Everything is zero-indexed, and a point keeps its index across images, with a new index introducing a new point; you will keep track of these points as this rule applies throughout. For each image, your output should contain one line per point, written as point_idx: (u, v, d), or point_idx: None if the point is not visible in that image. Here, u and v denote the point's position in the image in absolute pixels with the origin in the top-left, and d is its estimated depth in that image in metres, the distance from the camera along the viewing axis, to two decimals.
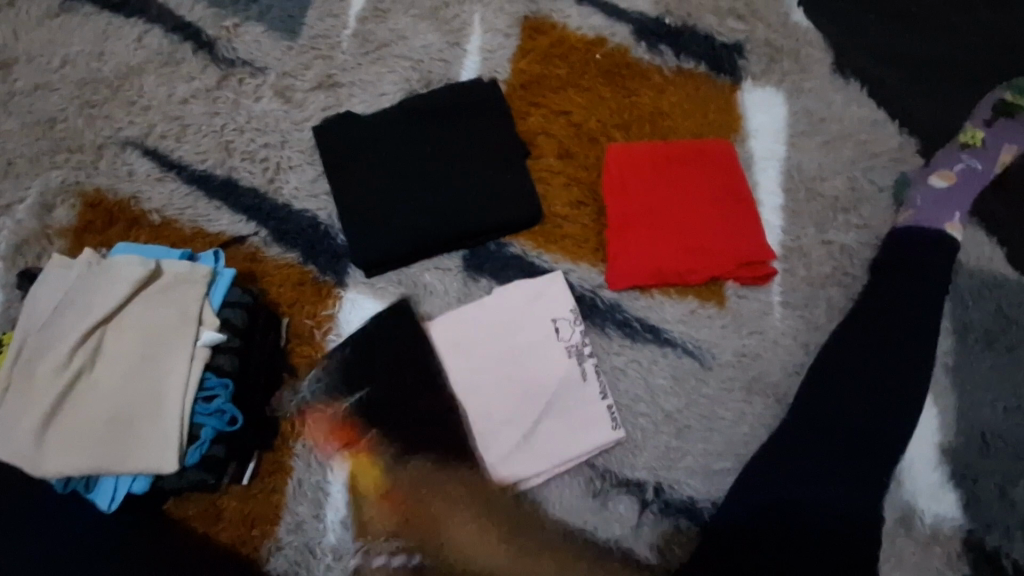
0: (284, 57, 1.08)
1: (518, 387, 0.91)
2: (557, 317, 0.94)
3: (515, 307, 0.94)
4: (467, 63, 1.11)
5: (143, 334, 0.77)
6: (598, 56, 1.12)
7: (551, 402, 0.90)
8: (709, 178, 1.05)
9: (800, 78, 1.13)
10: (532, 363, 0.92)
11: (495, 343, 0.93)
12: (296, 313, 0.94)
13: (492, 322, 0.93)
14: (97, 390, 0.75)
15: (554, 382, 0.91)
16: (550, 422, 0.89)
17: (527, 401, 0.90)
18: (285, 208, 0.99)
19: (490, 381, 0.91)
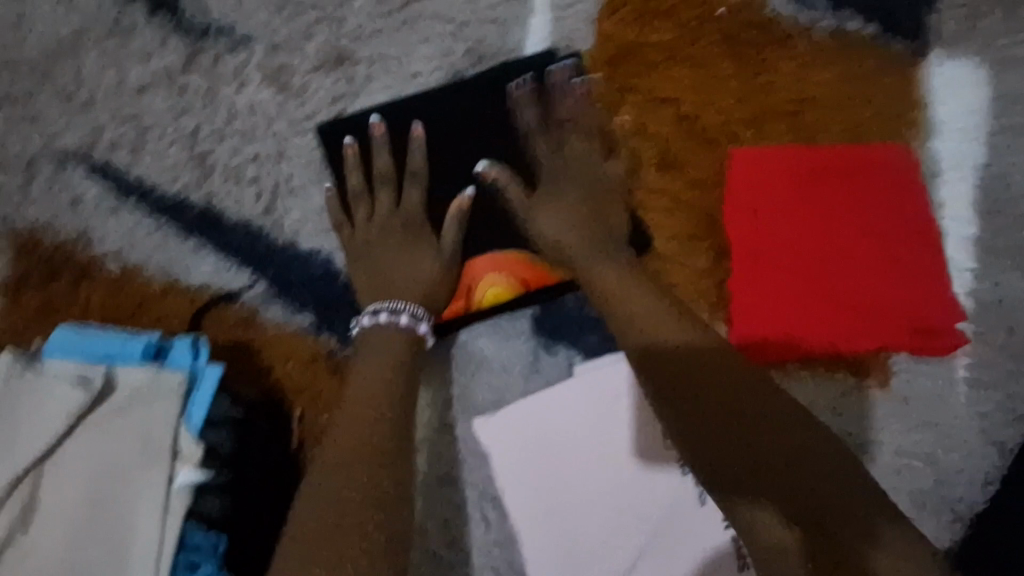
0: (274, 21, 0.76)
1: (613, 513, 0.67)
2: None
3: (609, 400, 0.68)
4: (531, 26, 0.78)
5: (94, 479, 0.55)
6: (720, 12, 0.78)
7: (662, 535, 0.66)
8: (878, 206, 0.74)
9: (1018, 41, 0.77)
10: (629, 481, 0.67)
11: (575, 450, 0.68)
12: (309, 405, 0.69)
13: (574, 422, 0.68)
14: (30, 566, 0.52)
15: (661, 510, 0.66)
16: (659, 563, 0.65)
17: (622, 535, 0.66)
18: (288, 248, 0.72)
19: (574, 502, 0.67)
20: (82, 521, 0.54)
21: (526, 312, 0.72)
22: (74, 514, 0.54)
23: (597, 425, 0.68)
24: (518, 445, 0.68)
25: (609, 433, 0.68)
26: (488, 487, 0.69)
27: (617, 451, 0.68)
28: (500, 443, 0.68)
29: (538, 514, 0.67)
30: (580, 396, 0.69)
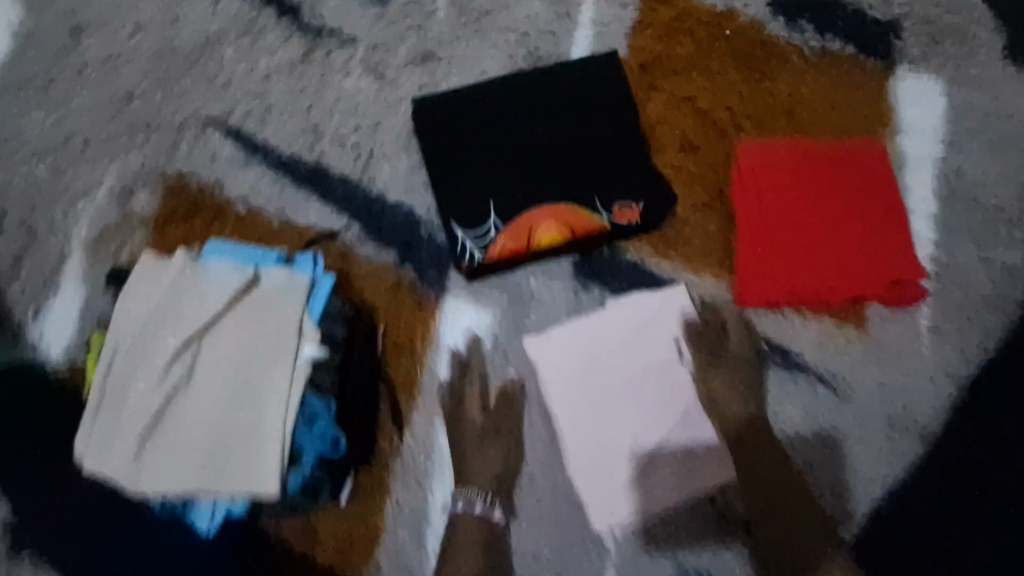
0: (375, 26, 0.97)
1: (638, 412, 0.83)
2: (680, 338, 0.85)
3: (634, 325, 0.86)
4: (577, 38, 0.98)
5: (241, 349, 0.71)
6: (728, 33, 0.98)
7: (677, 428, 0.83)
8: (856, 186, 0.91)
9: (965, 64, 0.96)
10: (652, 385, 0.84)
11: (608, 363, 0.84)
12: (393, 322, 0.85)
13: (604, 342, 0.85)
14: (195, 408, 0.70)
15: (678, 409, 0.83)
16: (676, 450, 0.82)
17: (645, 431, 0.83)
18: (379, 200, 0.90)
19: (605, 403, 0.83)
20: (232, 379, 0.70)
21: (569, 259, 0.88)
22: (226, 372, 0.70)
23: (627, 342, 0.85)
24: (561, 357, 0.85)
25: (637, 350, 0.85)
26: (534, 394, 0.85)
27: (642, 363, 0.85)
28: (545, 355, 0.85)
29: (576, 413, 0.83)
30: (614, 319, 0.86)
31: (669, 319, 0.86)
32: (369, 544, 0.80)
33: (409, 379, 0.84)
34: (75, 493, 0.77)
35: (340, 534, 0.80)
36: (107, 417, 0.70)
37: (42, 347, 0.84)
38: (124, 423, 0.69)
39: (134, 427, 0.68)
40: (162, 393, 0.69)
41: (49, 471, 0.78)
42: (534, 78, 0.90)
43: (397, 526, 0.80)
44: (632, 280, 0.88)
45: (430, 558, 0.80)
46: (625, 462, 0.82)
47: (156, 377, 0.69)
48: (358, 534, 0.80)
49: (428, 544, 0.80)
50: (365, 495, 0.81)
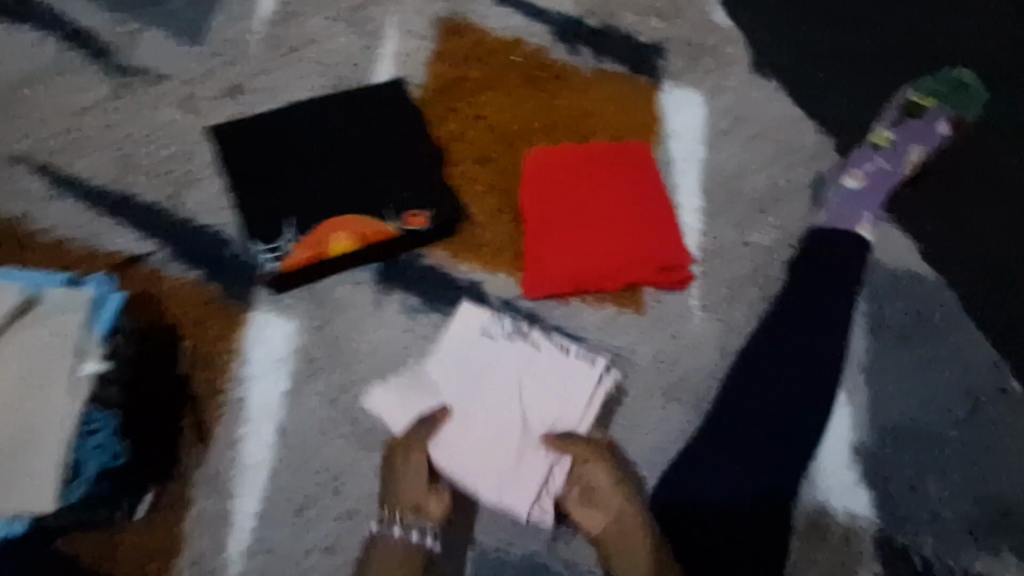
0: (189, 63, 1.04)
1: (497, 413, 0.89)
2: (484, 324, 0.93)
3: (455, 337, 0.93)
4: (381, 67, 1.07)
5: (16, 367, 0.73)
6: (515, 58, 1.10)
7: (528, 386, 0.90)
8: (629, 185, 1.02)
9: (720, 77, 1.11)
10: (491, 390, 0.90)
11: (460, 392, 0.90)
12: (198, 336, 0.89)
13: (440, 366, 0.91)
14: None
15: (519, 368, 0.91)
16: (534, 389, 0.90)
17: (500, 411, 0.89)
18: (186, 223, 0.94)
19: (464, 421, 0.88)
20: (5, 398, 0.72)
21: (372, 266, 0.96)
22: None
23: (464, 358, 0.91)
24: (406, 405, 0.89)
25: (475, 365, 0.91)
26: (336, 394, 0.90)
27: (484, 380, 0.90)
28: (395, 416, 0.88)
29: (451, 463, 0.86)
30: (445, 361, 0.91)
31: (474, 326, 0.93)
32: (170, 555, 0.82)
33: (214, 388, 0.88)
34: None
35: (139, 547, 0.82)
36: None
37: None
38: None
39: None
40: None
41: None
42: (333, 104, 0.99)
43: (199, 534, 0.83)
44: (433, 280, 0.97)
45: (231, 561, 0.82)
46: (507, 478, 0.85)
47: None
48: (158, 548, 0.82)
49: (228, 552, 0.82)
50: (167, 507, 0.83)
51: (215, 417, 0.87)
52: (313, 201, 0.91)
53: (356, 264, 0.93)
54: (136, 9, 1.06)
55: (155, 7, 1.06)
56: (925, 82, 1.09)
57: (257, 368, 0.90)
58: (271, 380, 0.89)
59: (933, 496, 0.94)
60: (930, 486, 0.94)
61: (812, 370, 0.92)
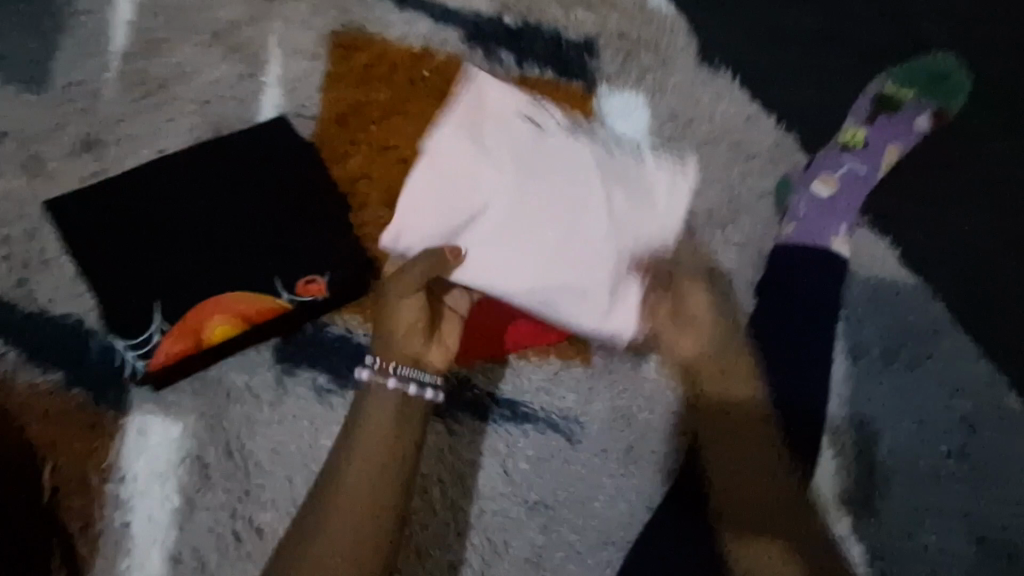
0: (25, 116, 0.86)
1: (554, 232, 0.76)
2: (521, 113, 0.79)
3: (495, 113, 0.79)
4: (264, 99, 0.91)
5: None
6: (424, 72, 0.93)
7: (582, 207, 0.77)
8: None
9: (664, 73, 0.96)
10: (541, 150, 0.78)
11: (513, 220, 0.76)
12: (63, 455, 0.75)
13: (463, 164, 0.76)
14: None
15: (583, 177, 0.78)
16: (612, 181, 0.78)
17: (569, 207, 0.77)
18: (40, 316, 0.79)
19: (510, 256, 0.76)
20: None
21: (270, 343, 0.81)
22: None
23: (487, 151, 0.76)
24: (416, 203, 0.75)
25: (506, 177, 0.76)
26: (237, 504, 0.77)
27: (549, 188, 0.77)
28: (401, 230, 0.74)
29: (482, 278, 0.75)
30: (447, 146, 0.76)
31: (495, 121, 0.78)
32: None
33: (88, 517, 0.74)
34: None
35: None
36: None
37: None
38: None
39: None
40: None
41: None
42: (202, 152, 0.82)
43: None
44: (345, 351, 0.83)
45: None
46: (569, 296, 0.77)
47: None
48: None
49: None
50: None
51: (92, 551, 0.74)
52: (188, 277, 0.76)
53: (249, 343, 0.79)
54: None
55: None
56: (900, 68, 0.95)
57: (140, 486, 0.76)
58: (159, 496, 0.76)
59: (930, 543, 0.84)
60: (926, 530, 0.85)
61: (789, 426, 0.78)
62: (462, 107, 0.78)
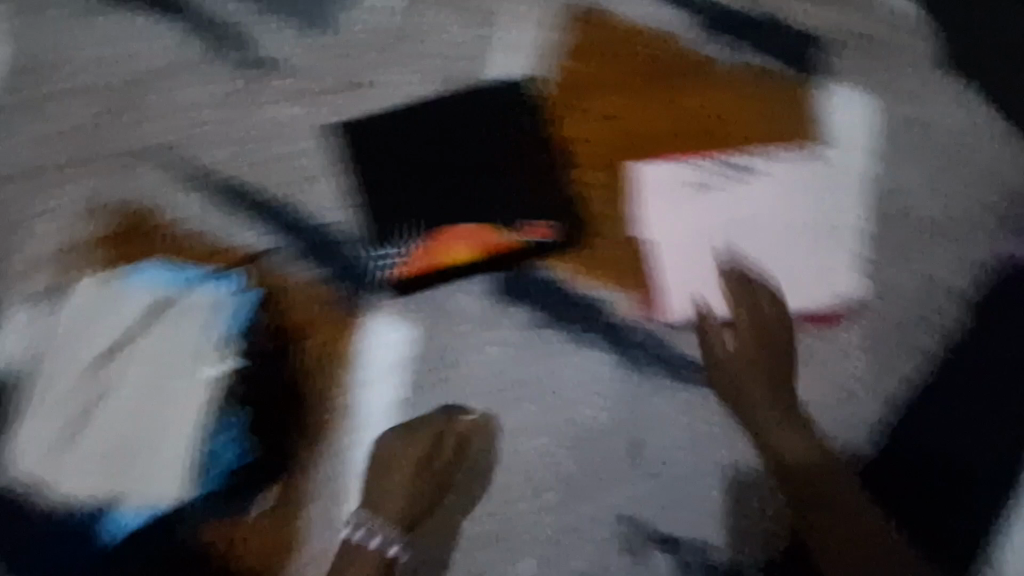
0: (307, 55, 1.00)
1: (767, 230, 0.90)
2: (685, 170, 0.93)
3: (669, 187, 0.92)
4: (500, 59, 0.98)
5: (159, 362, 0.86)
6: (652, 49, 0.98)
7: (773, 214, 0.91)
8: (786, 203, 0.91)
9: (891, 75, 0.96)
10: (730, 197, 0.91)
11: (736, 250, 0.90)
12: (314, 338, 0.88)
13: (681, 232, 0.91)
14: (104, 416, 0.84)
15: (756, 191, 0.92)
16: (784, 187, 0.92)
17: (769, 227, 0.90)
18: (308, 222, 0.94)
19: (745, 285, 0.89)
20: (132, 392, 0.85)
21: (486, 276, 0.91)
22: (130, 393, 0.85)
23: (675, 212, 0.91)
24: (673, 277, 0.90)
25: (700, 213, 0.91)
26: (450, 406, 0.88)
27: (749, 218, 0.91)
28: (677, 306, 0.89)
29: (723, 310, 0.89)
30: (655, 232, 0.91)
31: (666, 193, 0.92)
32: (275, 568, 0.83)
33: (330, 392, 0.87)
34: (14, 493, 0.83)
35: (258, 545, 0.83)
36: (23, 426, 0.84)
37: None
38: (41, 424, 0.84)
39: (57, 431, 0.84)
40: (73, 405, 0.85)
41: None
42: (457, 103, 0.96)
43: (295, 552, 0.83)
44: (552, 294, 0.90)
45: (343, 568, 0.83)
46: (797, 274, 0.89)
47: (77, 386, 0.85)
48: (273, 556, 0.83)
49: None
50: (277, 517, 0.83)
51: (330, 420, 0.86)
52: (442, 206, 0.92)
53: (477, 270, 0.90)
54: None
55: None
56: None
57: (372, 373, 0.89)
58: (384, 387, 0.89)
59: None
60: None
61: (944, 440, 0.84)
62: (641, 199, 0.92)
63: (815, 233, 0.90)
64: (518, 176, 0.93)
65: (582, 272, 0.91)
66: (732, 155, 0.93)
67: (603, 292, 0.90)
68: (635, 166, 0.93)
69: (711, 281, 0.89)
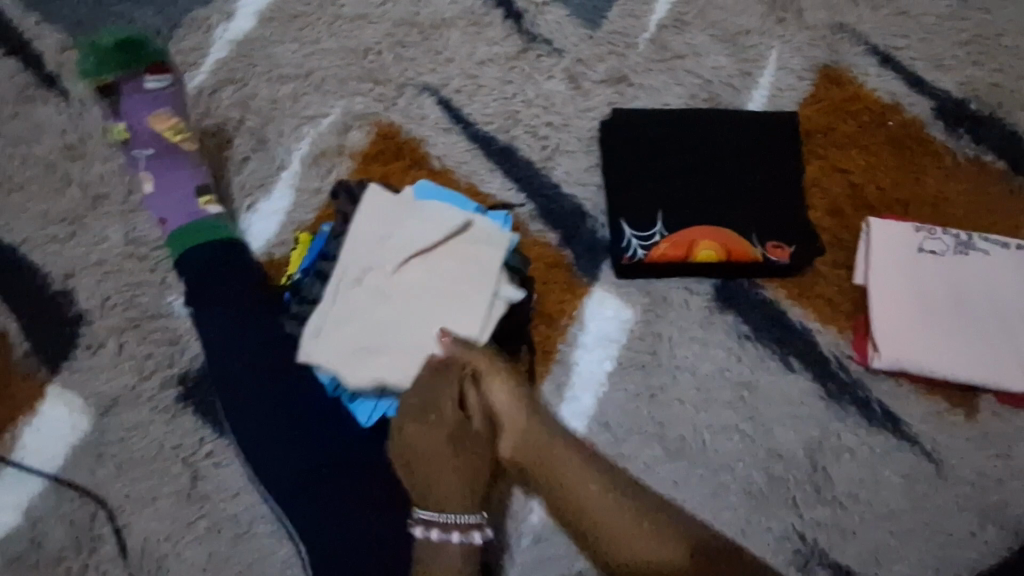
0: (582, 43, 1.08)
1: (995, 314, 0.93)
2: (924, 237, 0.96)
3: (906, 249, 0.95)
4: (753, 96, 1.08)
5: (447, 277, 0.83)
6: (890, 123, 1.08)
7: (1005, 299, 0.94)
8: (1018, 293, 0.94)
9: None
10: (962, 274, 0.95)
11: (959, 324, 0.93)
12: (546, 293, 0.95)
13: (910, 294, 0.94)
14: (393, 313, 0.82)
15: (989, 274, 0.95)
16: (1018, 278, 0.95)
17: (996, 311, 0.93)
18: (555, 188, 1.00)
19: (964, 359, 0.92)
20: (424, 297, 0.83)
21: (711, 280, 0.96)
22: (423, 295, 0.82)
23: (907, 273, 0.94)
24: (897, 330, 0.92)
25: (932, 276, 0.94)
26: (654, 390, 0.92)
27: (979, 298, 0.94)
28: (898, 356, 0.91)
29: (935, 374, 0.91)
30: (885, 287, 0.94)
31: (902, 254, 0.95)
32: (433, 489, 0.76)
33: (551, 346, 0.93)
34: (229, 360, 0.81)
35: None
36: (325, 308, 0.83)
37: (249, 236, 0.95)
38: (331, 311, 0.83)
39: (342, 324, 0.82)
40: (362, 300, 0.82)
41: (211, 336, 0.82)
42: (732, 115, 0.99)
43: (454, 480, 0.76)
44: (766, 313, 0.96)
45: (532, 512, 0.86)
46: (1018, 360, 0.92)
47: (370, 285, 0.83)
48: (438, 480, 0.76)
49: (453, 534, 0.74)
50: (460, 440, 0.78)
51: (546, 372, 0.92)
52: (689, 202, 0.94)
53: (708, 273, 0.95)
54: None
55: None
56: None
57: (591, 340, 0.93)
58: (598, 357, 0.93)
59: None
60: None
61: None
62: (877, 252, 0.95)
63: None
64: (769, 196, 0.95)
65: (798, 300, 0.96)
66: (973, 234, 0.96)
67: (814, 324, 0.96)
68: (876, 220, 0.97)
69: (932, 347, 0.92)
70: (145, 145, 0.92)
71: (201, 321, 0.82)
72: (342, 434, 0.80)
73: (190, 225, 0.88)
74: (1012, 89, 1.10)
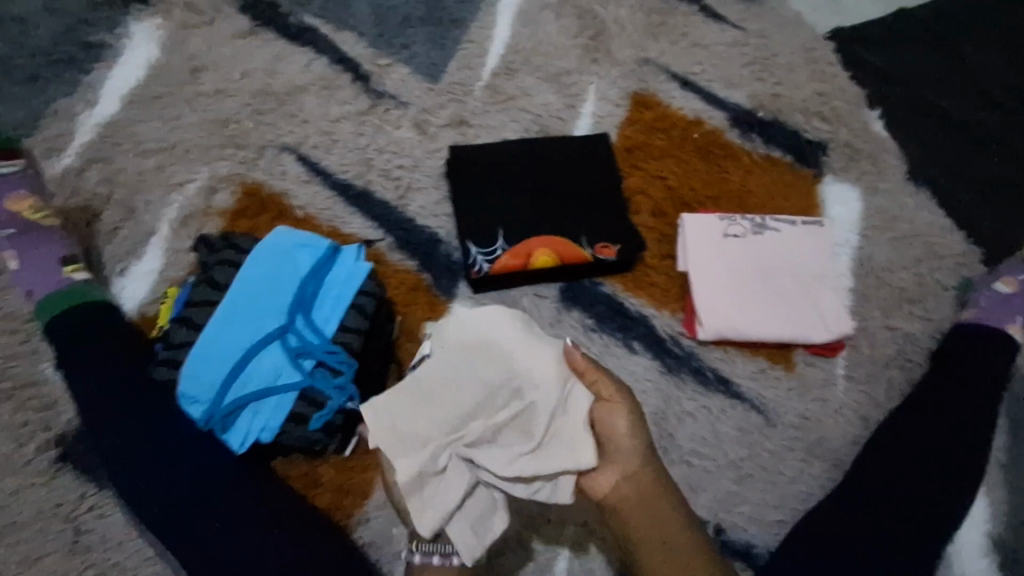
0: (424, 95, 1.21)
1: (794, 281, 1.09)
2: (728, 225, 1.12)
3: (715, 237, 1.11)
4: (579, 124, 1.24)
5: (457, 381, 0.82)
6: (696, 134, 1.26)
7: (800, 268, 1.10)
8: (808, 261, 1.11)
9: (876, 179, 1.24)
10: (763, 252, 1.11)
11: (766, 294, 1.08)
12: (409, 314, 1.06)
13: (723, 273, 1.08)
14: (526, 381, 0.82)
15: (785, 250, 1.12)
16: (807, 249, 1.12)
17: (794, 278, 1.10)
18: (410, 222, 1.12)
19: (773, 322, 1.06)
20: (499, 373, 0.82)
21: (556, 285, 1.10)
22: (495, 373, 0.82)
23: (719, 256, 1.10)
24: (716, 304, 1.06)
25: (742, 255, 1.10)
26: None
27: (779, 270, 1.10)
28: (718, 326, 1.05)
29: (751, 337, 1.06)
30: (702, 269, 1.08)
31: (713, 240, 1.11)
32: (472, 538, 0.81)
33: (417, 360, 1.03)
34: (96, 413, 0.85)
35: (338, 482, 0.95)
36: (580, 462, 0.79)
37: (121, 298, 1.02)
38: (538, 466, 0.78)
39: (564, 463, 0.78)
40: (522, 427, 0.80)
41: (78, 391, 0.86)
42: (554, 142, 1.14)
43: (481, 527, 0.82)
44: (608, 306, 1.09)
45: None
46: (817, 318, 1.08)
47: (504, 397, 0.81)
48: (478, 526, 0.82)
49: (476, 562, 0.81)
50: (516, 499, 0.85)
51: None
52: (526, 220, 1.07)
53: (548, 278, 1.08)
54: (391, 45, 1.24)
55: (404, 46, 1.23)
56: None
57: None
58: None
59: None
60: None
61: (948, 491, 0.95)
62: (692, 242, 1.10)
63: (831, 287, 1.10)
64: (592, 206, 1.10)
65: (633, 291, 1.10)
66: (766, 217, 1.14)
67: (650, 310, 1.10)
68: (689, 216, 1.12)
69: (747, 316, 1.06)
70: (8, 227, 1.01)
71: (70, 380, 0.87)
72: (204, 465, 0.83)
73: (57, 294, 0.94)
74: (794, 96, 1.30)
